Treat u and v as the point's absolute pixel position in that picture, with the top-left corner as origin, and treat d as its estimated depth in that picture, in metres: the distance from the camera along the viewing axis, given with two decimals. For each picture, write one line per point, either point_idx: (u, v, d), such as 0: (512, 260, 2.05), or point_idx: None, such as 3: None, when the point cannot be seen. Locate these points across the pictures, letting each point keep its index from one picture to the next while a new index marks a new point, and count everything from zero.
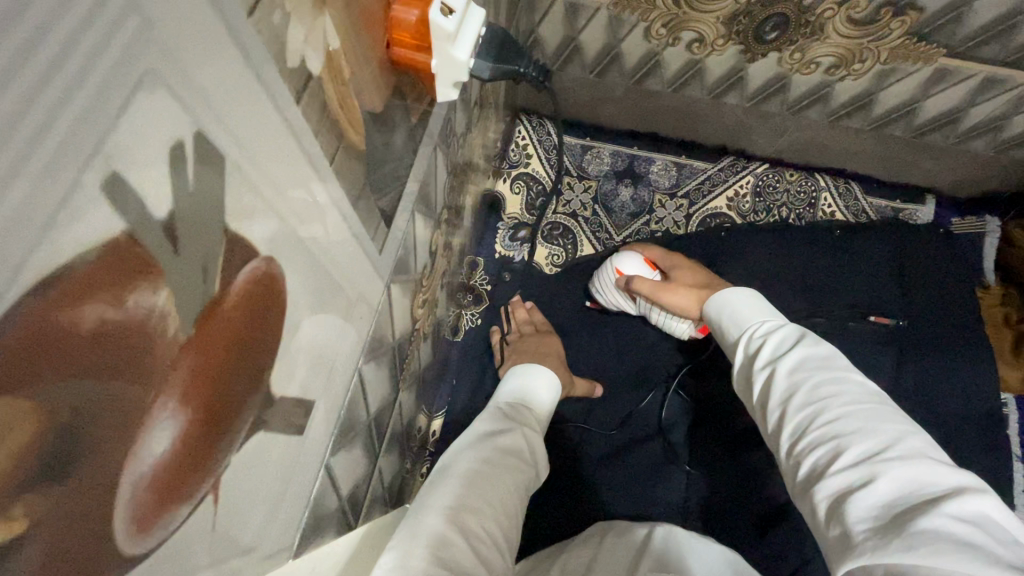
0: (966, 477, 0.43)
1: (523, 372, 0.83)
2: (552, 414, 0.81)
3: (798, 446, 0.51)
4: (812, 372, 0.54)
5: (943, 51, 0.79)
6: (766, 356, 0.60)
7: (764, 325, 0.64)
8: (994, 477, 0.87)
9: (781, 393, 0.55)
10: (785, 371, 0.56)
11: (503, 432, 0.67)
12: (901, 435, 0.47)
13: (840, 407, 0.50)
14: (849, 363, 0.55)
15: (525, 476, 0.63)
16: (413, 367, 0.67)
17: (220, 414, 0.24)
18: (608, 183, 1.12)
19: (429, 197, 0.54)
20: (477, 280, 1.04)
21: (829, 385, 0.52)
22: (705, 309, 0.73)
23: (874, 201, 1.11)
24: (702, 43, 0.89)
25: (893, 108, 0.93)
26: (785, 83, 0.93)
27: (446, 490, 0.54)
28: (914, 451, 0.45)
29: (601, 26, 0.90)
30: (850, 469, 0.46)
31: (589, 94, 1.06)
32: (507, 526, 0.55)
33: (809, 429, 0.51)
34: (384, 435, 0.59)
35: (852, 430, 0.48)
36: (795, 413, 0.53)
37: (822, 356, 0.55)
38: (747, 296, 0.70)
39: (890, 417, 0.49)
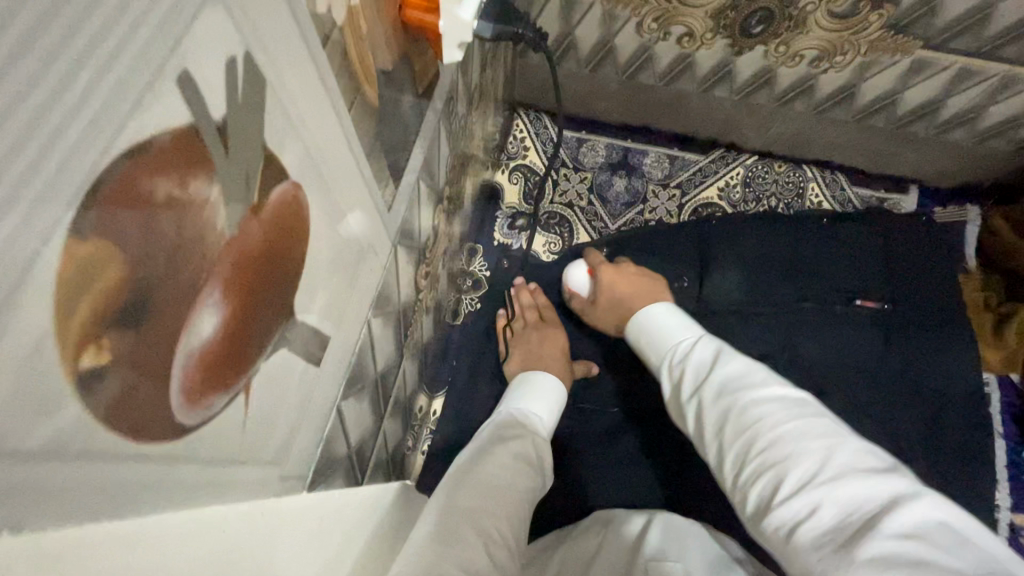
0: (894, 482, 0.45)
1: (528, 382, 0.85)
2: (557, 418, 0.82)
3: (739, 476, 0.52)
4: (735, 396, 0.56)
5: (920, 43, 0.83)
6: (692, 385, 0.62)
7: (684, 349, 0.68)
8: (975, 451, 0.91)
9: (713, 423, 0.57)
10: (711, 399, 0.58)
11: (514, 438, 0.68)
12: (828, 449, 0.48)
13: (769, 429, 0.52)
14: (766, 379, 0.57)
15: (535, 481, 0.64)
16: (416, 339, 0.69)
17: (242, 339, 0.26)
18: (603, 174, 1.15)
19: (432, 168, 0.57)
20: (476, 266, 1.07)
21: (753, 409, 0.54)
22: (631, 333, 0.78)
23: (859, 191, 1.15)
24: (691, 38, 0.93)
25: (875, 99, 0.97)
26: (772, 75, 0.97)
27: (456, 492, 0.55)
28: (845, 466, 0.47)
29: (595, 22, 0.94)
30: (791, 499, 0.46)
31: (584, 88, 1.10)
32: (518, 527, 0.56)
33: (746, 456, 0.52)
34: (390, 398, 0.62)
35: (784, 453, 0.49)
36: (730, 442, 0.54)
37: (742, 378, 0.58)
38: (666, 317, 0.75)
39: (814, 429, 0.50)
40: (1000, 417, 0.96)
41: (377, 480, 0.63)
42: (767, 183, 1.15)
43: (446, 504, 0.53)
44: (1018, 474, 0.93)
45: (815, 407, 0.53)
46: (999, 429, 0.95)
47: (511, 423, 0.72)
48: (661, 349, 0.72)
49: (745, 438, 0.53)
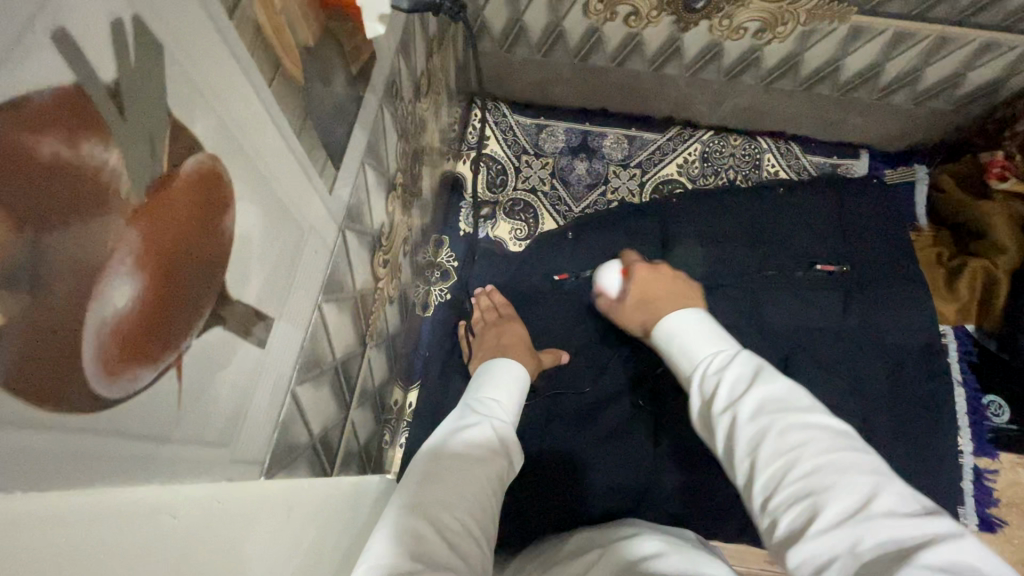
0: (940, 525, 0.43)
1: (487, 369, 0.82)
2: (525, 399, 0.80)
3: (771, 502, 0.49)
4: (774, 416, 0.53)
5: (855, 9, 0.86)
6: (723, 398, 0.58)
7: (717, 361, 0.64)
8: (935, 398, 0.94)
9: (747, 442, 0.53)
10: (747, 414, 0.54)
11: (470, 426, 0.67)
12: (872, 487, 0.46)
13: (810, 458, 0.49)
14: (808, 401, 0.54)
15: (497, 465, 0.63)
16: (381, 328, 0.69)
17: (156, 325, 0.25)
18: (563, 158, 1.16)
19: (378, 152, 0.57)
20: (443, 257, 1.07)
21: (796, 433, 0.51)
22: (658, 337, 0.73)
23: (813, 158, 1.18)
24: (637, 17, 0.94)
25: (820, 67, 1.00)
26: (719, 50, 0.99)
27: (414, 490, 0.55)
28: (889, 506, 0.45)
29: (542, 7, 0.95)
30: (832, 534, 0.44)
31: (539, 74, 1.11)
32: (484, 516, 0.57)
33: (783, 484, 0.49)
34: (355, 387, 0.61)
35: (826, 486, 0.46)
36: (764, 466, 0.51)
37: (780, 398, 0.54)
38: (691, 320, 0.71)
39: (859, 463, 0.48)
40: (959, 365, 0.99)
41: (349, 470, 0.63)
42: (725, 156, 1.17)
43: (406, 501, 0.54)
44: (980, 419, 0.96)
45: (858, 439, 0.50)
46: (958, 377, 0.98)
47: (472, 415, 0.70)
48: (690, 358, 0.68)
49: (782, 464, 0.49)
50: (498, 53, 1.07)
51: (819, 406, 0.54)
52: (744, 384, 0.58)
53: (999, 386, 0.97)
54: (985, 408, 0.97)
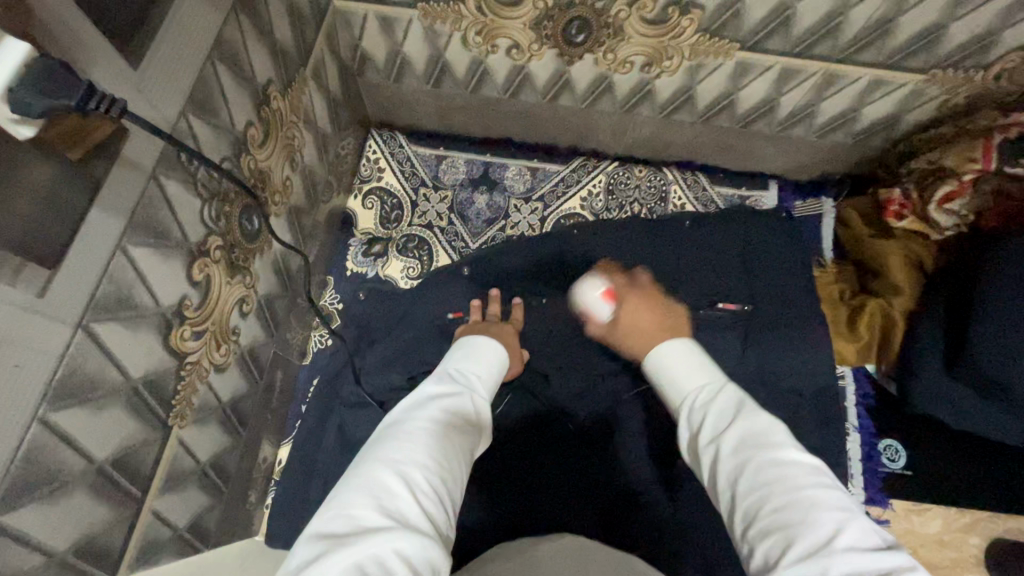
0: (899, 561, 0.45)
1: (467, 350, 0.79)
2: (495, 381, 0.78)
3: (746, 532, 0.51)
4: (755, 452, 0.55)
5: (736, 45, 0.83)
6: (710, 432, 0.61)
7: (704, 394, 0.66)
8: (827, 446, 0.91)
9: (726, 477, 0.56)
10: (729, 449, 0.57)
11: (452, 393, 0.69)
12: (838, 522, 0.48)
13: (784, 492, 0.51)
14: (787, 440, 0.57)
15: (473, 435, 0.66)
16: (201, 403, 0.64)
17: None
18: (463, 191, 1.11)
19: (158, 226, 0.52)
20: (328, 299, 1.01)
21: (771, 468, 0.53)
22: (649, 365, 0.73)
23: (721, 190, 1.14)
24: (519, 49, 0.90)
25: (714, 100, 0.96)
26: (609, 82, 0.95)
27: (397, 443, 0.59)
28: (854, 539, 0.46)
29: (420, 38, 0.91)
30: (799, 565, 0.45)
31: (433, 104, 1.06)
32: (459, 478, 0.60)
33: (758, 516, 0.51)
34: (151, 477, 0.56)
35: (795, 520, 0.49)
36: (743, 497, 0.53)
37: (761, 433, 0.57)
38: (688, 352, 0.71)
39: (828, 501, 0.50)
40: (855, 410, 0.97)
41: (149, 565, 0.58)
42: (630, 189, 1.13)
43: (387, 453, 0.57)
44: (874, 466, 0.94)
45: (830, 477, 0.53)
46: (853, 422, 0.96)
47: (436, 400, 0.66)
48: (676, 387, 0.69)
49: (759, 497, 0.52)
50: (386, 83, 1.02)
51: (802, 448, 0.57)
52: (731, 415, 0.61)
53: (895, 429, 0.96)
54: (880, 453, 0.95)
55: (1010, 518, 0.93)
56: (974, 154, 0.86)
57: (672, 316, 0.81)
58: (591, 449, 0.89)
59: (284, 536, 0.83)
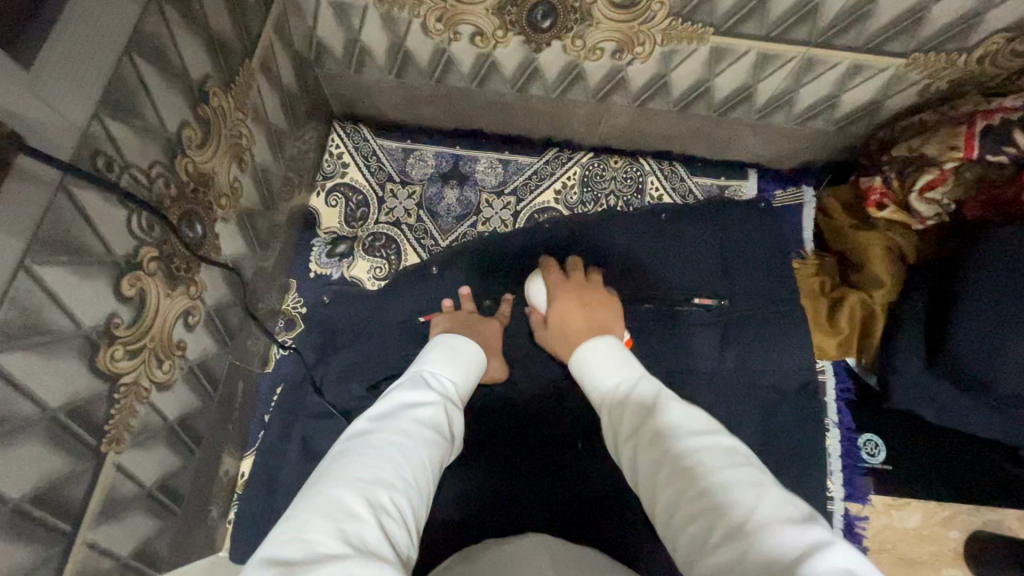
0: (817, 531, 0.43)
1: (444, 352, 0.75)
2: (471, 391, 0.75)
3: (671, 525, 0.49)
4: (671, 444, 0.52)
5: (710, 30, 0.79)
6: (630, 427, 0.57)
7: (618, 390, 0.62)
8: (807, 444, 0.89)
9: (647, 472, 0.53)
10: (645, 444, 0.54)
11: (422, 403, 0.65)
12: (755, 499, 0.46)
13: (702, 478, 0.49)
14: (702, 426, 0.54)
15: (444, 449, 0.62)
16: (142, 425, 0.60)
17: None
18: (432, 186, 1.07)
19: (72, 242, 0.47)
20: (291, 303, 0.97)
21: (687, 456, 0.51)
22: (571, 364, 0.68)
23: (700, 180, 1.10)
24: (483, 37, 0.85)
25: (689, 88, 0.92)
26: (580, 70, 0.90)
27: (355, 463, 0.55)
28: (773, 517, 0.44)
29: (378, 25, 0.85)
30: (724, 549, 0.44)
31: (397, 95, 1.01)
32: (423, 497, 0.57)
33: (680, 506, 0.49)
34: (81, 508, 0.52)
35: (716, 504, 0.47)
36: (663, 489, 0.51)
37: (675, 420, 0.55)
38: (600, 347, 0.66)
39: (748, 478, 0.48)
40: (836, 406, 0.95)
41: None
42: (606, 180, 1.09)
43: (347, 473, 0.54)
44: (853, 462, 0.93)
45: (747, 452, 0.51)
46: (834, 417, 0.94)
47: (408, 411, 0.63)
48: (592, 385, 0.65)
49: (677, 486, 0.50)
50: (347, 73, 0.97)
51: (718, 427, 0.54)
52: (646, 407, 0.58)
53: (875, 424, 0.95)
54: (860, 449, 0.94)
55: (991, 510, 0.92)
56: (956, 141, 0.82)
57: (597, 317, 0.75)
58: (562, 451, 0.85)
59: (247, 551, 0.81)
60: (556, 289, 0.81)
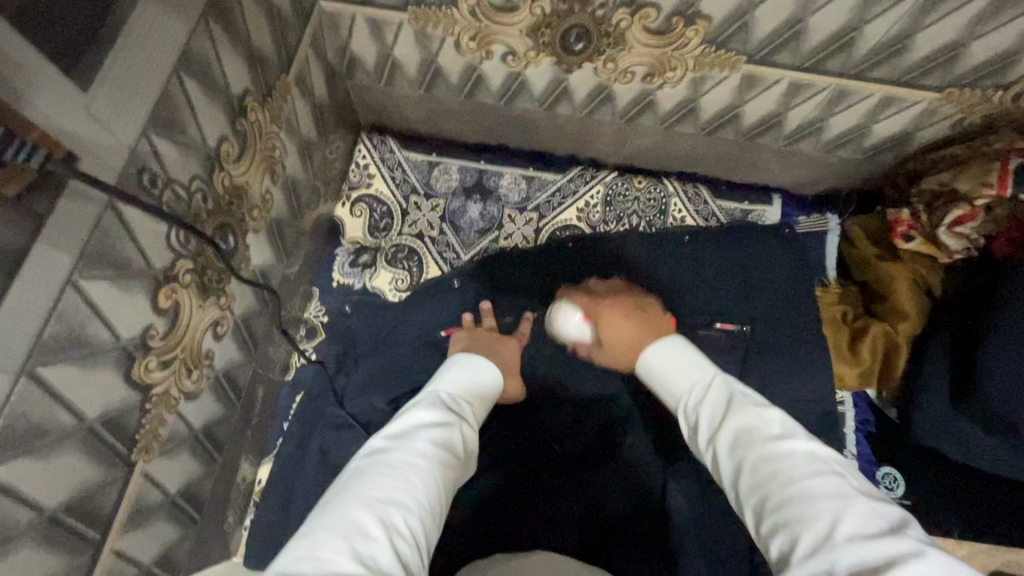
0: (908, 544, 0.41)
1: (461, 371, 0.75)
2: (487, 410, 0.75)
3: (757, 535, 0.49)
4: (749, 450, 0.53)
5: (743, 58, 0.79)
6: (706, 432, 0.59)
7: (692, 397, 0.64)
8: None
9: (729, 479, 0.54)
10: (723, 453, 0.56)
11: (437, 422, 0.65)
12: (838, 509, 0.45)
13: (784, 485, 0.49)
14: (780, 431, 0.54)
15: (458, 470, 0.62)
16: (169, 434, 0.61)
17: None
18: (456, 199, 1.07)
19: (116, 256, 0.48)
20: (312, 311, 0.98)
21: (765, 464, 0.51)
22: (639, 371, 0.73)
23: (723, 204, 1.09)
24: (515, 57, 0.85)
25: (718, 113, 0.92)
26: (609, 92, 0.90)
27: (370, 483, 0.55)
28: (855, 528, 0.43)
29: (411, 42, 0.86)
30: (805, 561, 0.43)
31: (425, 109, 1.02)
32: (436, 518, 0.57)
33: (762, 512, 0.49)
34: (110, 517, 0.53)
35: (796, 514, 0.46)
36: (745, 497, 0.51)
37: (748, 425, 0.55)
38: (675, 351, 0.70)
39: (831, 486, 0.47)
40: (854, 436, 0.95)
41: None
42: (628, 200, 1.09)
43: (362, 493, 0.54)
44: None
45: (832, 459, 0.50)
46: (853, 449, 0.94)
47: (423, 430, 0.63)
48: (671, 391, 0.68)
49: (757, 494, 0.50)
50: (377, 86, 0.98)
51: (800, 433, 0.54)
52: (721, 412, 0.59)
53: (893, 458, 0.94)
54: (878, 482, 0.93)
55: (1011, 550, 0.91)
56: (990, 177, 0.82)
57: (651, 325, 0.78)
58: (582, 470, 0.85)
59: (260, 558, 0.81)
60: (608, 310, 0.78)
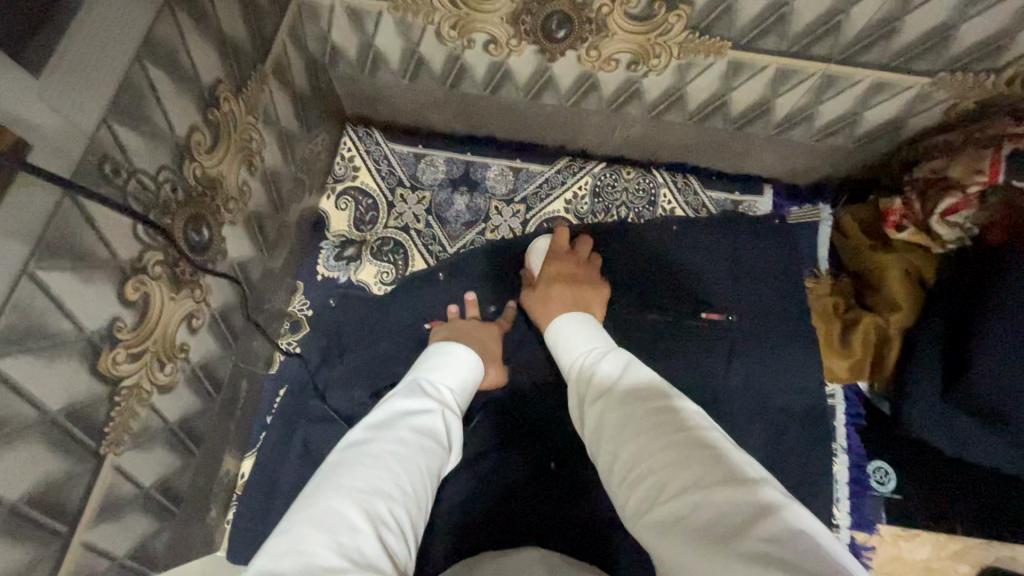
0: (757, 487, 0.44)
1: (442, 359, 0.75)
2: (469, 401, 0.75)
3: (624, 484, 0.51)
4: (625, 410, 0.55)
5: (728, 44, 0.77)
6: (593, 394, 0.61)
7: (588, 361, 0.67)
8: (814, 469, 0.87)
9: (603, 434, 0.56)
10: (605, 411, 0.58)
11: (419, 412, 0.65)
12: (701, 458, 0.47)
13: (653, 439, 0.51)
14: (660, 390, 0.57)
15: (440, 459, 0.62)
16: (142, 427, 0.60)
17: None
18: (442, 192, 1.06)
19: (75, 246, 0.48)
20: (297, 305, 0.97)
21: (639, 420, 0.53)
22: (548, 338, 0.76)
23: (713, 194, 1.08)
24: (497, 45, 0.84)
25: (705, 101, 0.90)
26: (594, 80, 0.89)
27: (352, 474, 0.54)
28: (714, 473, 0.46)
29: (392, 31, 0.85)
30: (667, 507, 0.45)
31: (409, 100, 1.00)
32: (420, 509, 0.56)
33: (631, 463, 0.51)
34: (76, 510, 0.53)
35: (657, 463, 0.48)
36: (618, 452, 0.53)
37: (632, 388, 0.58)
38: (575, 325, 0.73)
39: (696, 438, 0.49)
40: (845, 430, 0.93)
41: None
42: (617, 191, 1.07)
43: (345, 483, 0.53)
44: (862, 489, 0.91)
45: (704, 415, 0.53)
46: (843, 442, 0.92)
47: (404, 420, 0.63)
48: (566, 357, 0.71)
49: (630, 446, 0.52)
50: (361, 77, 0.97)
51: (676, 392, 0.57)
52: (609, 378, 0.61)
53: (885, 451, 0.92)
54: (869, 476, 0.91)
55: (1006, 546, 0.89)
56: (980, 164, 0.80)
57: (586, 293, 0.83)
58: (569, 458, 0.84)
59: (246, 553, 0.82)
60: (552, 265, 0.87)
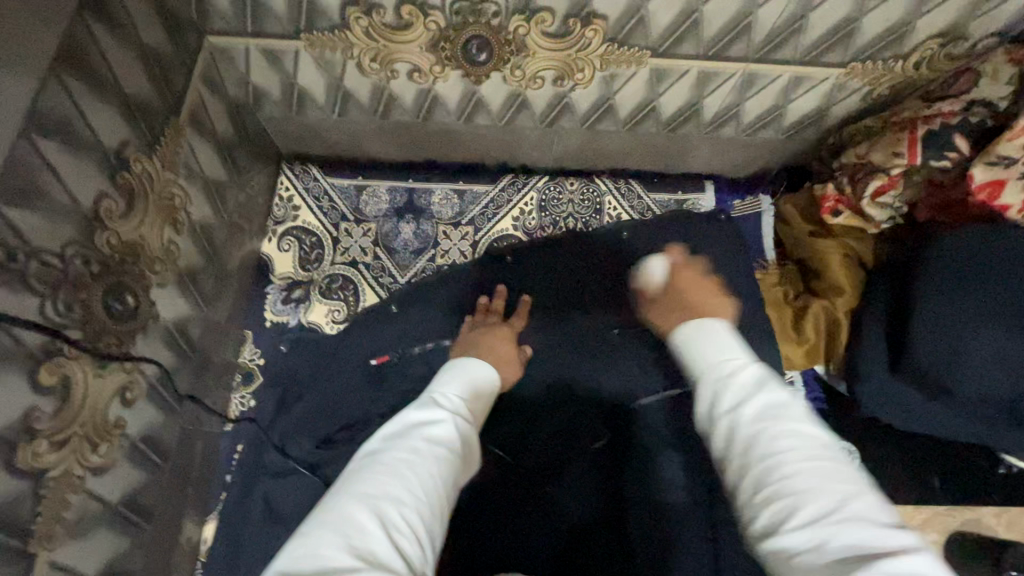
0: (904, 536, 0.41)
1: (457, 372, 0.69)
2: (485, 409, 0.68)
3: (749, 496, 0.46)
4: (770, 424, 0.48)
5: (647, 53, 0.78)
6: (725, 402, 0.51)
7: (732, 367, 0.53)
8: None
9: (735, 440, 0.49)
10: (739, 418, 0.50)
11: (433, 419, 0.59)
12: (846, 493, 0.43)
13: (795, 462, 0.45)
14: (805, 411, 0.50)
15: (459, 467, 0.56)
16: (77, 516, 0.57)
17: None
18: (388, 222, 1.05)
19: None
20: (247, 355, 0.94)
21: (782, 441, 0.47)
22: (686, 333, 0.58)
23: (656, 197, 1.09)
24: (421, 73, 0.83)
25: (635, 109, 0.91)
26: (524, 99, 0.89)
27: (365, 480, 0.50)
28: (861, 512, 0.42)
29: (313, 68, 0.84)
30: (799, 532, 0.42)
31: (343, 133, 0.99)
32: (439, 516, 0.51)
33: (764, 481, 0.46)
34: None
35: (798, 488, 0.44)
36: (744, 466, 0.48)
37: (782, 403, 0.50)
38: (718, 333, 0.57)
39: (844, 474, 0.45)
40: None
41: None
42: (563, 204, 1.07)
43: (356, 489, 0.50)
44: None
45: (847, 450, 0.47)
46: None
47: (419, 428, 0.57)
48: (715, 360, 0.55)
49: (764, 464, 0.46)
50: (290, 116, 0.94)
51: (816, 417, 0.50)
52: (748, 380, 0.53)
53: (846, 431, 0.94)
54: None
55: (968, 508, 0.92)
56: (899, 147, 0.83)
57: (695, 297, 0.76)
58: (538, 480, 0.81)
59: None
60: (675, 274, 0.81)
